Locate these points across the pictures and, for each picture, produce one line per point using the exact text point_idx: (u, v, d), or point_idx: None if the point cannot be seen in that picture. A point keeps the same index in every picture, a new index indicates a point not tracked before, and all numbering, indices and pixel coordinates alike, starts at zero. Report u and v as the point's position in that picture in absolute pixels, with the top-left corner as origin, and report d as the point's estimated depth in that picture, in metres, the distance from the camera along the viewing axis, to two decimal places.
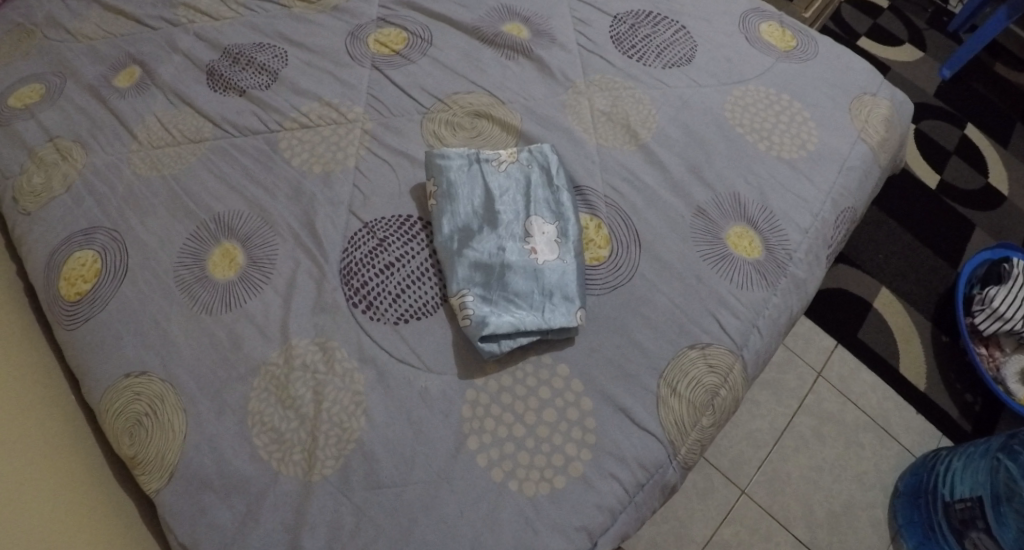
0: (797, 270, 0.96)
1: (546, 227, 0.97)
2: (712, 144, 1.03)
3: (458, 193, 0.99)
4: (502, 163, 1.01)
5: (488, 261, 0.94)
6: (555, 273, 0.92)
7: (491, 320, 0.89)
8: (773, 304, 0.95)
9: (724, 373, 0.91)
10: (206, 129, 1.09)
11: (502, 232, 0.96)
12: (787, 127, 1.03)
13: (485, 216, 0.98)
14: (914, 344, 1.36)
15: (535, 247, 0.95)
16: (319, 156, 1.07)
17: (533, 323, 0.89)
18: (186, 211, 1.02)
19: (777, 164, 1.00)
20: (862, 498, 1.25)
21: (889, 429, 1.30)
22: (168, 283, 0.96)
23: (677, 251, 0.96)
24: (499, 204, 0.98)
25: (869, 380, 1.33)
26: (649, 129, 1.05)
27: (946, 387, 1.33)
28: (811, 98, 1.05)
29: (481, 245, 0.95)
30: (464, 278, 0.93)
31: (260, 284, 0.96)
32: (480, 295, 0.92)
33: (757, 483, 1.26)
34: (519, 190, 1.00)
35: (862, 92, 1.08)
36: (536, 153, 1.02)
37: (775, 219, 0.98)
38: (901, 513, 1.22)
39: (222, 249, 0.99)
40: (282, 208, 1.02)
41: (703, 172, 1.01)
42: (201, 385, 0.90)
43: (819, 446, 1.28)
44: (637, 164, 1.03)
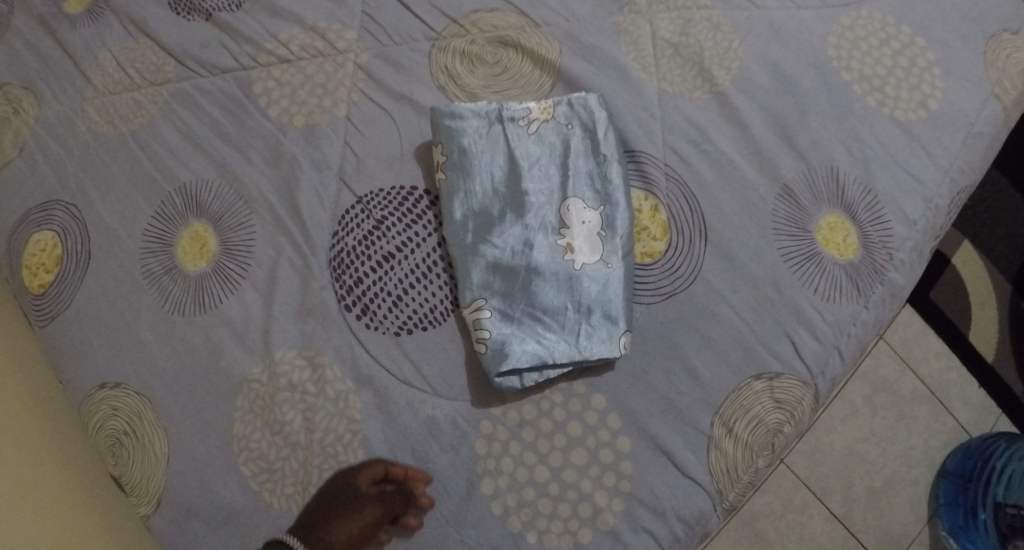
0: (898, 275, 0.74)
1: (587, 214, 0.77)
2: (806, 94, 0.78)
3: (475, 165, 0.79)
4: (532, 122, 0.80)
5: (512, 263, 0.76)
6: (595, 284, 0.75)
7: (514, 347, 0.74)
8: (864, 321, 0.74)
9: (795, 412, 0.74)
10: (169, 68, 0.90)
11: (530, 222, 0.77)
12: (905, 73, 0.77)
13: (509, 197, 0.78)
14: (989, 309, 1.09)
15: (572, 244, 0.76)
16: (301, 103, 0.88)
17: (567, 352, 0.74)
18: (149, 181, 0.86)
19: (890, 128, 0.76)
20: (905, 475, 1.05)
21: (947, 402, 1.07)
22: (135, 275, 0.83)
23: (752, 247, 0.75)
24: (528, 181, 0.78)
25: (933, 344, 1.08)
26: (727, 69, 0.80)
27: (1018, 359, 1.08)
28: (938, 34, 0.78)
29: (503, 240, 0.77)
30: (480, 284, 0.76)
31: (236, 279, 0.81)
32: (500, 311, 0.75)
33: (797, 453, 1.06)
34: (554, 161, 0.79)
35: (1002, 29, 0.78)
36: (578, 105, 0.80)
37: (880, 205, 0.74)
38: (943, 491, 1.03)
39: (191, 232, 0.83)
40: (259, 175, 0.85)
41: (794, 134, 0.77)
42: (182, 403, 0.79)
43: (869, 416, 1.06)
44: (707, 117, 0.80)
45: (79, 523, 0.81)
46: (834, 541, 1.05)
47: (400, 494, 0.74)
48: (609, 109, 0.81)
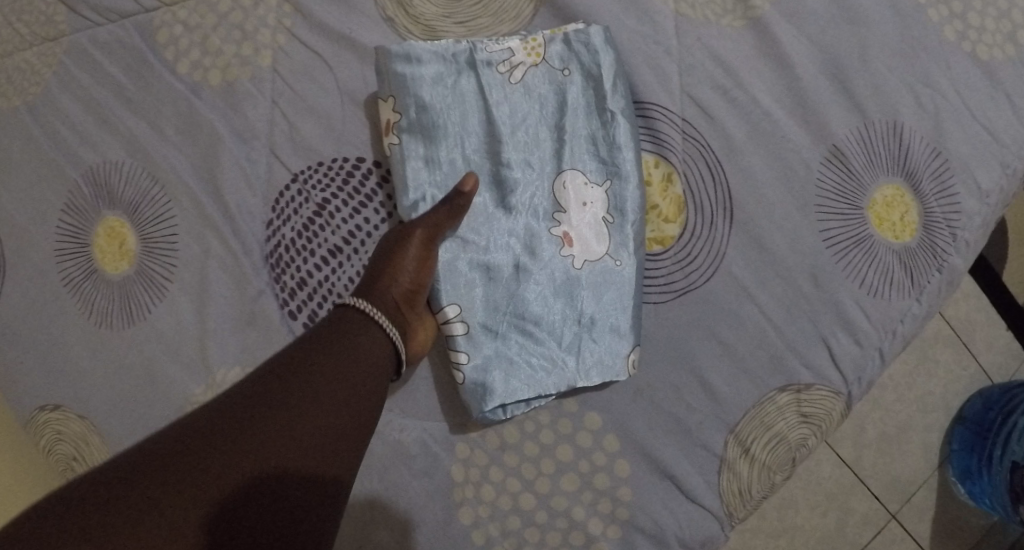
0: (962, 261, 0.59)
1: (589, 194, 0.61)
2: (866, 19, 0.59)
3: (441, 127, 0.60)
4: (515, 68, 0.61)
5: (495, 262, 0.60)
6: (600, 288, 0.60)
7: (499, 372, 0.60)
8: (914, 317, 0.59)
9: (826, 428, 0.61)
10: (60, 17, 0.74)
11: (518, 207, 0.60)
12: None
13: (485, 173, 0.61)
14: None
15: (568, 235, 0.61)
16: (216, 54, 0.71)
17: (566, 373, 0.60)
18: (54, 166, 0.73)
19: (971, 66, 0.58)
20: (918, 420, 0.89)
21: (970, 345, 0.90)
22: (55, 283, 0.72)
23: (784, 228, 0.60)
24: (512, 150, 0.60)
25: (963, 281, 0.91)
26: None
27: None
28: None
29: (484, 230, 0.60)
30: (455, 290, 0.59)
31: (164, 283, 0.70)
32: (481, 323, 0.60)
33: None
34: (545, 120, 0.61)
35: None
36: (577, 41, 0.61)
37: (950, 172, 0.58)
38: (956, 438, 0.89)
39: (106, 227, 0.71)
40: (177, 152, 0.71)
41: (847, 78, 0.59)
42: (124, 426, 0.71)
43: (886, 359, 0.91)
44: (737, 54, 0.61)
45: None
46: (839, 487, 0.89)
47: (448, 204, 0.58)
48: (614, 45, 0.62)
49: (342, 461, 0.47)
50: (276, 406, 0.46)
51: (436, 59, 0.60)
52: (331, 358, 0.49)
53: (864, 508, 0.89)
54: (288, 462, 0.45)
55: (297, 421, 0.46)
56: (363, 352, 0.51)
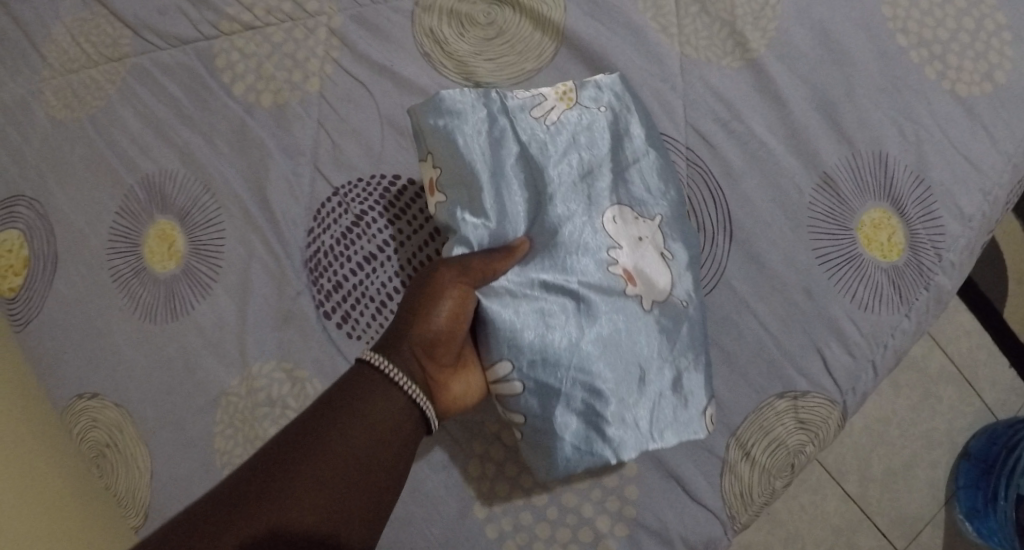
0: (948, 281, 0.64)
1: (642, 229, 0.64)
2: (854, 62, 0.65)
3: (485, 171, 0.61)
4: (549, 111, 0.63)
5: (549, 317, 0.59)
6: (663, 335, 0.62)
7: (575, 424, 0.60)
8: (904, 331, 0.65)
9: (822, 434, 0.65)
10: (125, 42, 0.81)
11: (574, 252, 0.61)
12: (970, 39, 0.64)
13: (535, 212, 0.62)
14: None
15: (628, 275, 0.62)
16: (269, 79, 0.78)
17: (638, 428, 0.61)
18: (112, 173, 0.79)
19: (949, 103, 0.64)
20: (924, 456, 0.96)
21: (974, 383, 0.97)
22: (104, 279, 0.77)
23: (780, 246, 0.65)
24: (557, 187, 0.62)
25: (963, 320, 0.98)
26: (762, 32, 0.67)
27: None
28: None
29: (545, 282, 0.60)
30: (509, 348, 0.59)
31: (208, 282, 0.75)
32: (542, 387, 0.60)
33: None
34: (585, 159, 0.63)
35: None
36: (599, 86, 0.66)
37: (933, 198, 0.63)
38: (963, 473, 0.95)
39: (158, 229, 0.77)
40: (226, 163, 0.77)
41: (838, 113, 0.65)
42: (160, 417, 0.75)
43: (890, 395, 0.97)
44: (736, 90, 0.67)
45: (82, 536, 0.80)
46: (846, 523, 0.95)
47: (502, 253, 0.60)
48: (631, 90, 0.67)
49: (340, 530, 0.50)
50: (283, 470, 0.49)
51: (470, 107, 0.62)
52: (342, 421, 0.52)
53: (871, 543, 0.95)
54: (279, 527, 0.48)
55: (297, 483, 0.49)
56: (377, 414, 0.53)
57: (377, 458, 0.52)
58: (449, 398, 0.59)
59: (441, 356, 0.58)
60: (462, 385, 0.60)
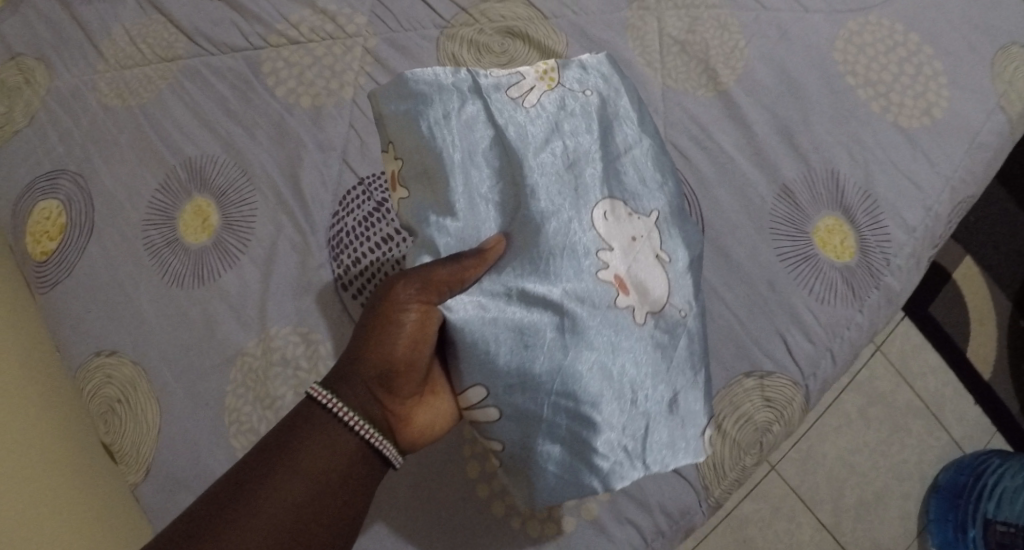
0: (894, 282, 0.74)
1: (635, 227, 0.67)
2: (814, 98, 0.77)
3: (460, 152, 0.64)
4: (528, 94, 0.68)
5: (528, 337, 0.62)
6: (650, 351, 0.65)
7: (565, 448, 0.63)
8: (858, 324, 0.74)
9: (785, 411, 0.74)
10: (180, 45, 0.89)
11: (560, 262, 0.63)
12: (910, 80, 0.76)
13: (510, 198, 0.65)
14: (987, 325, 1.10)
15: (621, 285, 0.65)
16: (309, 85, 0.87)
17: (626, 448, 0.64)
18: (155, 154, 0.86)
19: (892, 133, 0.75)
20: (896, 487, 1.07)
21: (942, 418, 1.08)
22: (137, 247, 0.84)
23: (749, 245, 0.75)
24: (542, 172, 0.65)
25: (929, 359, 1.09)
26: (732, 68, 0.79)
27: (1014, 376, 1.09)
28: (946, 42, 0.76)
29: (524, 302, 0.62)
30: (482, 374, 0.61)
31: (237, 254, 0.82)
32: (521, 414, 0.63)
33: (789, 460, 1.08)
34: (569, 144, 0.67)
35: (1012, 40, 0.76)
36: (578, 69, 0.70)
37: (879, 209, 0.74)
38: (934, 507, 1.05)
39: (194, 206, 0.84)
40: (263, 152, 0.85)
41: (797, 138, 0.77)
42: (176, 375, 0.80)
43: (862, 427, 1.08)
44: (710, 116, 0.79)
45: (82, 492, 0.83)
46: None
47: (476, 255, 0.62)
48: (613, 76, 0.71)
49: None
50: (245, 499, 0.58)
51: (441, 90, 0.66)
52: (298, 458, 0.59)
53: None
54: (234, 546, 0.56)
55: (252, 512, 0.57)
56: (330, 452, 0.60)
57: (321, 498, 0.59)
58: (414, 429, 0.65)
59: (400, 390, 0.63)
60: (427, 413, 0.65)
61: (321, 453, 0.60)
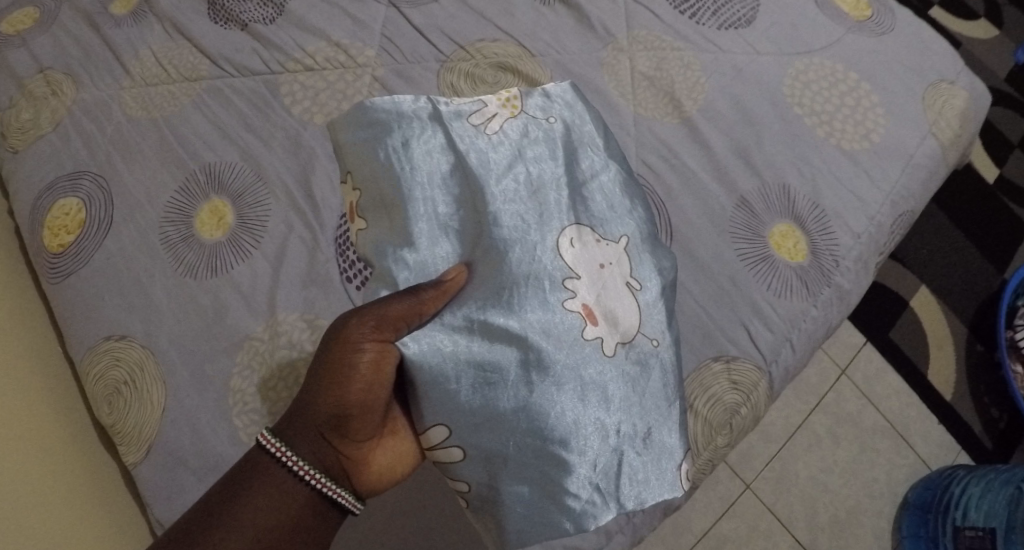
0: (843, 280, 0.85)
1: (602, 253, 0.71)
2: (768, 127, 0.89)
3: (421, 179, 0.70)
4: (491, 124, 0.73)
5: (489, 371, 0.66)
6: (615, 383, 0.68)
7: (532, 485, 0.67)
8: (813, 317, 0.84)
9: (750, 391, 0.82)
10: (203, 67, 0.98)
11: (525, 296, 0.67)
12: (851, 111, 0.89)
13: (470, 230, 0.70)
14: (946, 350, 1.22)
15: (589, 314, 0.69)
16: (322, 105, 0.96)
17: (596, 481, 0.67)
18: (176, 160, 0.93)
19: (836, 155, 0.87)
20: (868, 505, 1.16)
21: (909, 438, 1.19)
22: (153, 241, 0.90)
23: (713, 247, 0.85)
24: (508, 201, 0.70)
25: (892, 381, 1.21)
26: (694, 100, 0.91)
27: (973, 398, 1.20)
28: (882, 80, 0.90)
29: (486, 336, 0.66)
30: (446, 413, 0.66)
31: (250, 249, 0.89)
32: (486, 453, 0.66)
33: (763, 479, 1.18)
34: (534, 171, 0.72)
35: (939, 79, 0.91)
36: (540, 103, 0.76)
37: (826, 217, 0.86)
38: (905, 525, 1.14)
39: (211, 206, 0.91)
40: (278, 161, 0.93)
41: (752, 158, 0.88)
42: (184, 359, 0.85)
43: (832, 446, 1.19)
44: (676, 140, 0.90)
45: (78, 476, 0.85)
46: None
47: (436, 288, 0.66)
48: (575, 107, 0.78)
49: None
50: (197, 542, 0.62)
51: (402, 118, 0.72)
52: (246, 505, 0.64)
53: None
54: None
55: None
56: (277, 497, 0.66)
57: (272, 536, 0.64)
58: (375, 468, 0.71)
59: (358, 432, 0.68)
60: (387, 451, 0.71)
61: (269, 499, 0.65)
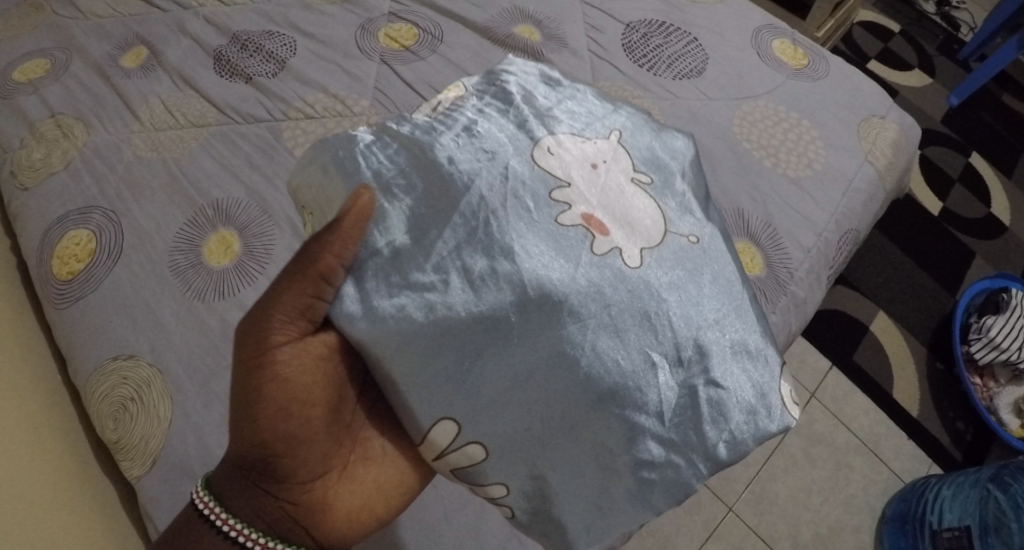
0: (797, 289, 0.95)
1: (590, 165, 0.74)
2: (720, 159, 1.00)
3: (373, 156, 0.73)
4: (440, 105, 0.79)
5: (492, 318, 0.68)
6: (646, 295, 0.70)
7: (596, 459, 0.69)
8: (773, 322, 0.94)
9: None
10: (210, 114, 1.07)
11: (509, 219, 0.70)
12: (794, 145, 1.02)
13: (444, 189, 0.71)
14: (908, 370, 1.39)
15: (595, 234, 0.71)
16: None
17: (665, 422, 0.70)
18: (184, 195, 1.00)
19: (783, 182, 0.99)
20: (847, 521, 1.26)
21: (881, 455, 1.31)
22: (162, 268, 0.95)
23: None
24: (485, 146, 0.73)
25: (860, 403, 1.35)
26: None
27: (939, 413, 1.36)
28: (820, 118, 1.04)
29: (471, 284, 0.68)
30: (450, 402, 0.68)
31: (256, 274, 0.95)
32: (515, 432, 0.68)
33: (745, 501, 1.26)
34: (501, 118, 0.76)
35: (870, 114, 1.06)
36: (481, 78, 0.81)
37: (778, 235, 0.97)
38: (886, 538, 1.23)
39: (219, 236, 0.97)
40: (281, 195, 1.00)
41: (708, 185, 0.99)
42: (191, 375, 0.89)
43: (808, 466, 1.30)
44: None
45: (79, 493, 0.87)
46: None
47: (335, 231, 0.68)
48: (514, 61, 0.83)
49: None
50: None
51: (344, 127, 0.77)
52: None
53: None
54: None
55: None
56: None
57: None
58: (340, 514, 0.74)
59: (298, 470, 0.72)
60: (351, 482, 0.74)
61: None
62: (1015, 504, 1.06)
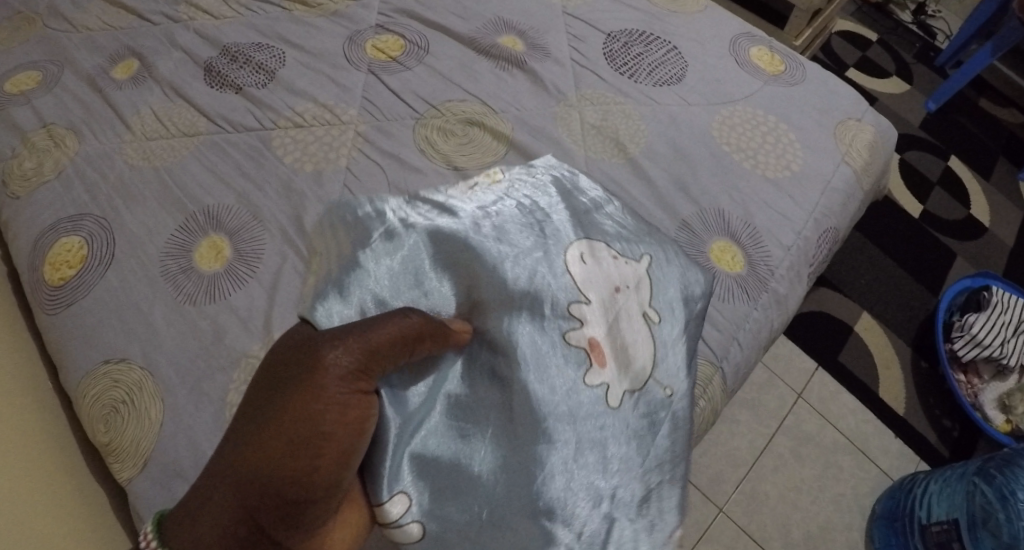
0: (779, 286, 0.98)
1: (605, 290, 0.83)
2: (701, 163, 1.03)
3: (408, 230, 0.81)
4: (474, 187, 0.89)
5: (475, 414, 0.76)
6: (610, 412, 0.79)
7: None
8: (755, 318, 0.96)
9: (705, 385, 0.92)
10: (201, 124, 1.08)
11: (519, 315, 0.79)
12: (772, 147, 1.04)
13: (458, 267, 0.80)
14: (893, 369, 1.41)
15: (595, 346, 0.81)
16: (311, 155, 1.06)
17: (578, 534, 0.76)
18: (175, 201, 1.01)
19: (762, 182, 1.02)
20: (837, 519, 1.28)
21: (868, 454, 1.33)
22: (153, 273, 0.96)
23: None
24: (503, 241, 0.83)
25: (846, 404, 1.37)
26: (637, 143, 1.05)
27: (925, 411, 1.38)
28: (796, 121, 1.07)
29: (469, 377, 0.77)
30: (420, 484, 0.73)
31: (247, 276, 0.96)
32: (461, 520, 0.73)
33: (735, 501, 1.28)
34: (525, 219, 0.86)
35: (847, 117, 1.09)
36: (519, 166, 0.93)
37: (759, 234, 0.99)
38: (877, 536, 1.25)
39: (209, 241, 0.99)
40: (271, 201, 1.01)
41: (689, 186, 1.02)
42: (182, 376, 0.90)
43: (797, 466, 1.31)
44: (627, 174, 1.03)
45: (70, 496, 0.88)
46: None
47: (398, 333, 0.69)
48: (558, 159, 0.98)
49: None
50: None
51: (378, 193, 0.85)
52: None
53: None
54: None
55: None
56: None
57: None
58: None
59: (306, 514, 0.62)
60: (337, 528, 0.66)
61: None
62: (1002, 497, 1.07)
